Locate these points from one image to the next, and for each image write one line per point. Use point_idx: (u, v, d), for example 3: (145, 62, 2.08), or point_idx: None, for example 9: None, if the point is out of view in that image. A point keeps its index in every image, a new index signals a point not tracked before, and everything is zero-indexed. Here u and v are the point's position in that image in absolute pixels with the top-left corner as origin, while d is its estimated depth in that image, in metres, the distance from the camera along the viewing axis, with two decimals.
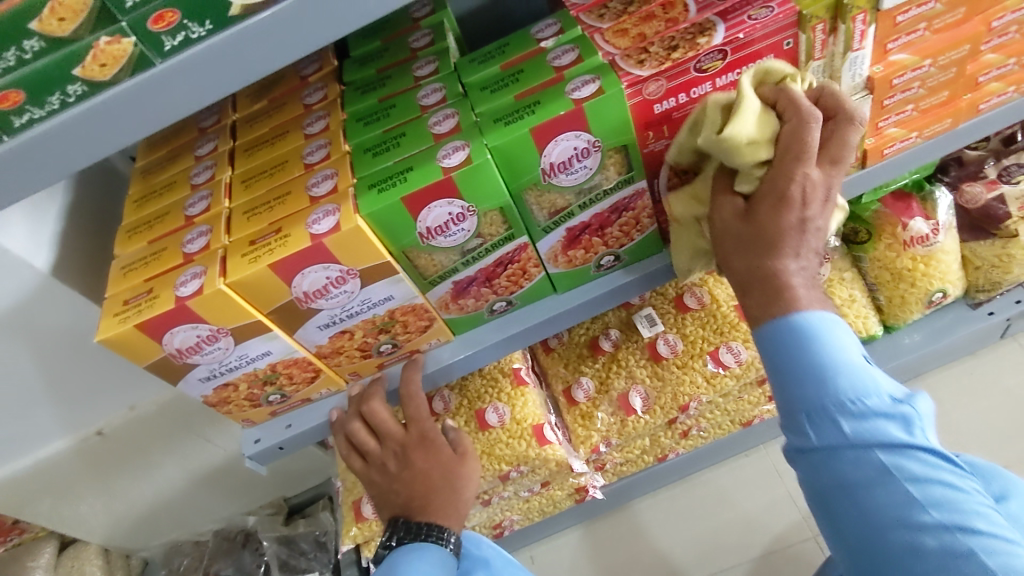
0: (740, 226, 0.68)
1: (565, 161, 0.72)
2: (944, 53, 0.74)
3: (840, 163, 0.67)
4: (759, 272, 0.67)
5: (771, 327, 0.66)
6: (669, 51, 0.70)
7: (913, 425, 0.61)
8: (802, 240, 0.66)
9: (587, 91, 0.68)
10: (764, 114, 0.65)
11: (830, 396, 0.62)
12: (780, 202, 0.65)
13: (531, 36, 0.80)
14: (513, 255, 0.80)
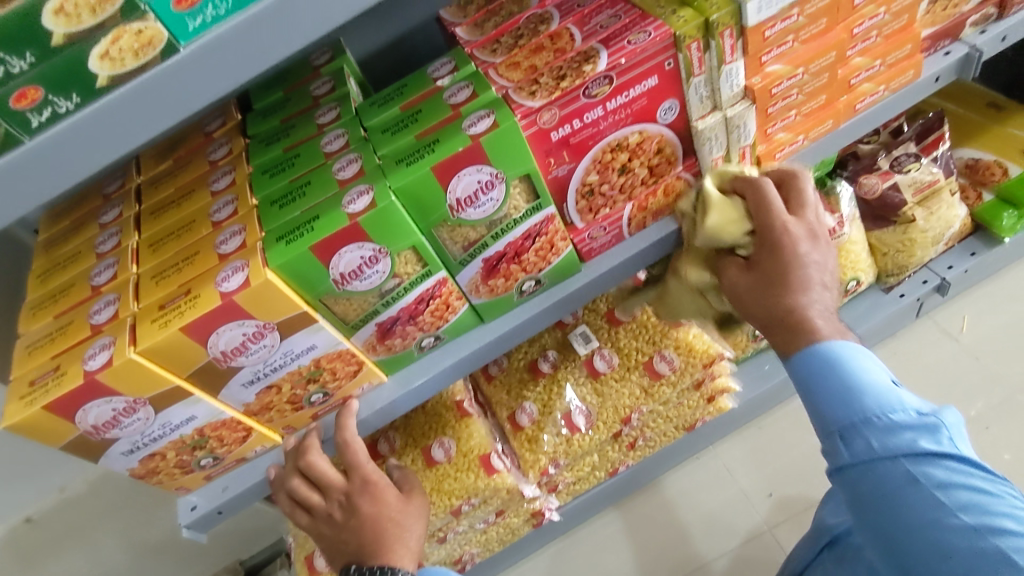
0: (748, 279, 0.78)
1: (471, 195, 0.73)
2: (813, 62, 0.79)
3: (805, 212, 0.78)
4: (774, 319, 0.76)
5: (796, 356, 0.74)
6: (558, 81, 0.73)
7: (941, 435, 0.62)
8: (808, 276, 0.75)
9: (482, 125, 0.70)
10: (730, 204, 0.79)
11: (856, 415, 0.67)
12: (775, 250, 0.76)
13: (427, 76, 0.81)
14: (434, 291, 0.81)
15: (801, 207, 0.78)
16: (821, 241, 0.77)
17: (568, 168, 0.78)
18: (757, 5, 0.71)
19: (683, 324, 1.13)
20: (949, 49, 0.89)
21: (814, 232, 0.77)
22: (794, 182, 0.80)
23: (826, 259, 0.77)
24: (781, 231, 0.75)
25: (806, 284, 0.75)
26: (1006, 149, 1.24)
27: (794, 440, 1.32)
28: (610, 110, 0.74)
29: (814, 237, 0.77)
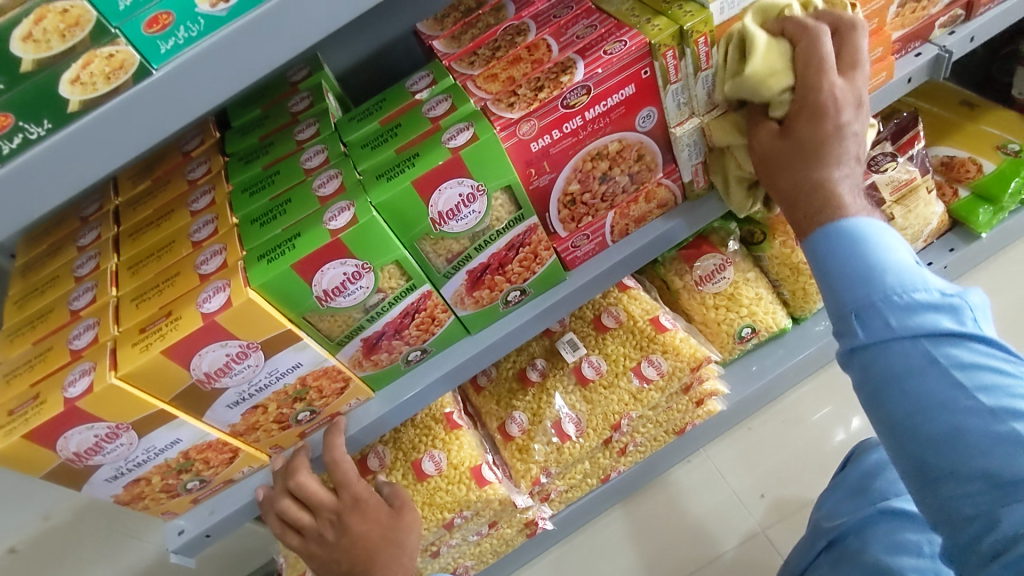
0: (781, 144, 0.71)
1: (453, 208, 0.73)
2: None
3: (858, 68, 0.70)
4: (799, 189, 0.70)
5: (819, 238, 0.67)
6: (536, 92, 0.73)
7: (963, 315, 0.56)
8: (842, 145, 0.69)
9: (462, 138, 0.71)
10: (775, 46, 0.70)
11: (876, 292, 0.60)
12: (815, 113, 0.68)
13: (406, 89, 0.82)
14: (419, 304, 0.80)
15: (852, 66, 0.70)
16: (861, 112, 0.70)
17: (549, 178, 0.78)
18: (721, 5, 0.73)
19: (669, 328, 1.14)
20: (920, 51, 0.90)
21: (859, 102, 0.70)
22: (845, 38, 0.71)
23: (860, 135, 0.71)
24: (828, 93, 0.67)
25: (839, 155, 0.69)
26: (982, 147, 1.26)
27: (782, 440, 1.33)
28: (590, 120, 0.75)
29: (857, 108, 0.70)
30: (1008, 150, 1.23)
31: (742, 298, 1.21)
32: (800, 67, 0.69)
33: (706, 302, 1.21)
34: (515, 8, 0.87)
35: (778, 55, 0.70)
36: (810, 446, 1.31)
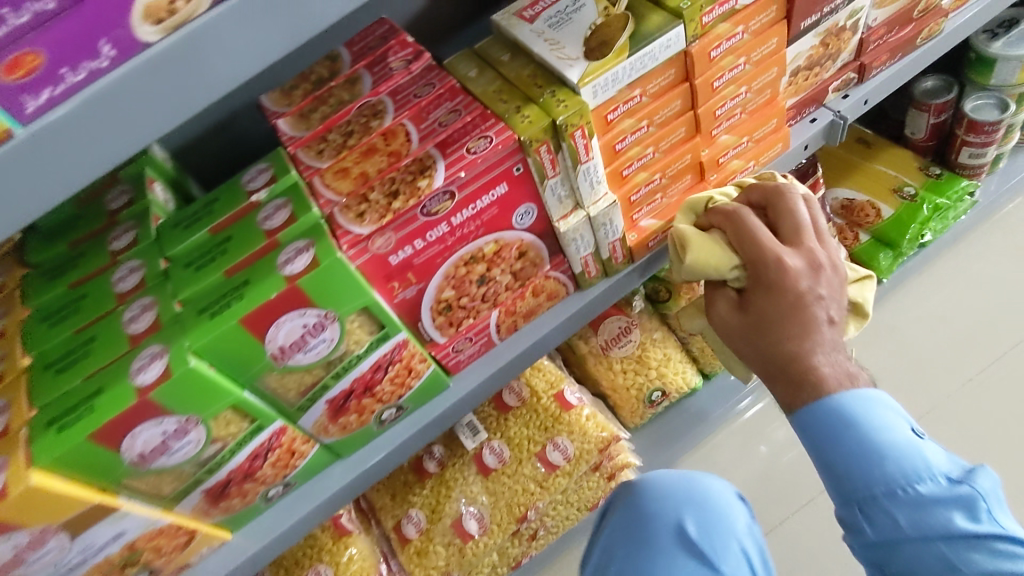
0: (738, 319, 0.71)
1: (297, 341, 0.61)
2: (664, 139, 0.72)
3: (804, 230, 0.70)
4: (775, 366, 0.69)
5: (804, 411, 0.67)
6: (389, 199, 0.62)
7: (977, 509, 0.58)
8: (812, 310, 0.67)
9: (300, 263, 0.59)
10: (708, 239, 0.73)
11: (877, 486, 0.61)
12: (771, 287, 0.68)
13: (241, 186, 0.68)
14: (272, 442, 0.68)
15: (799, 232, 0.70)
16: (824, 271, 0.68)
17: (416, 289, 0.68)
18: (595, 87, 0.63)
19: (575, 406, 1.06)
20: (815, 116, 0.85)
21: (814, 262, 0.68)
22: (782, 207, 0.72)
23: (834, 293, 0.69)
24: (775, 265, 0.68)
25: (810, 323, 0.67)
26: (879, 189, 1.24)
27: (724, 479, 1.22)
28: (457, 225, 0.65)
29: (816, 268, 0.68)
30: (904, 193, 1.22)
31: (651, 360, 1.15)
32: (739, 249, 0.71)
33: (613, 367, 1.14)
34: (372, 80, 0.74)
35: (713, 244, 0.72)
36: (757, 479, 1.20)
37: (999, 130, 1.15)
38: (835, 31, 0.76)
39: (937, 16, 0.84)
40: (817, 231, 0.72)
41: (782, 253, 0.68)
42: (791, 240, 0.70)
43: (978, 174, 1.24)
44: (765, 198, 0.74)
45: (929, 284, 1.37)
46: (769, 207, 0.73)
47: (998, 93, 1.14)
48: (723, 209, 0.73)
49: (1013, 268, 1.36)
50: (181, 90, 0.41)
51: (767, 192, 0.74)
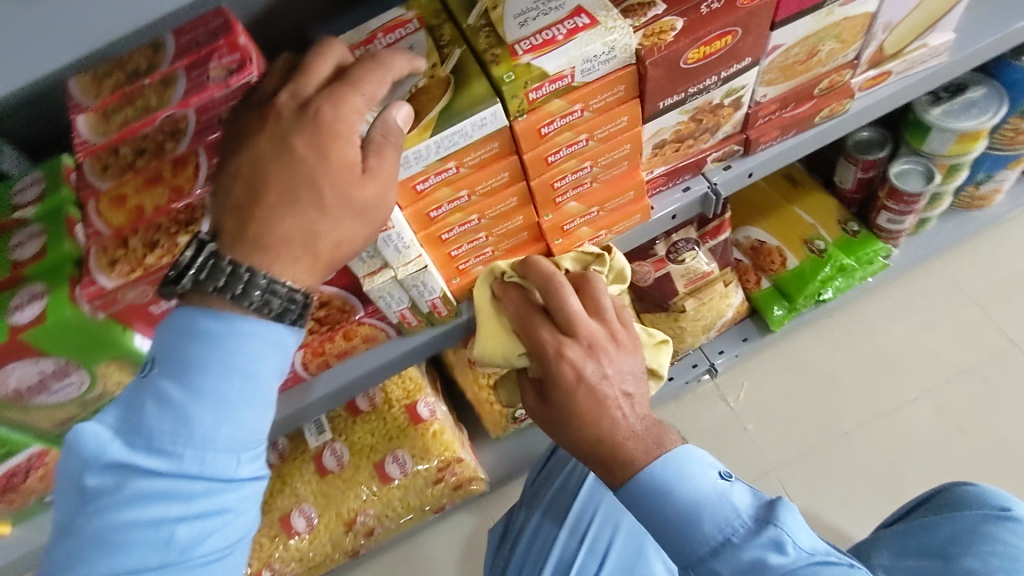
0: (542, 408, 0.69)
1: (34, 384, 0.58)
2: (491, 208, 0.66)
3: (578, 316, 0.66)
4: (580, 456, 0.67)
5: (620, 490, 0.63)
6: (146, 251, 0.57)
7: (784, 543, 0.58)
8: (600, 400, 0.64)
9: (29, 313, 0.54)
10: (498, 324, 0.73)
11: (701, 547, 0.60)
12: (557, 382, 0.65)
13: (9, 198, 0.64)
14: (32, 462, 0.67)
15: (571, 322, 0.66)
16: (605, 353, 0.66)
17: None
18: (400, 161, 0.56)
19: (424, 420, 1.04)
20: (689, 184, 0.78)
21: (595, 345, 0.65)
22: (555, 297, 0.66)
23: (624, 366, 0.66)
24: (556, 362, 0.65)
25: (605, 404, 0.64)
26: (791, 236, 1.18)
27: None
28: None
29: (597, 352, 0.65)
30: (814, 247, 1.16)
31: None
32: (528, 340, 0.70)
33: (478, 381, 1.11)
34: (186, 88, 0.58)
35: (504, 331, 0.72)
36: None
37: (919, 201, 1.10)
38: (708, 108, 0.68)
39: (841, 96, 0.76)
40: (597, 312, 0.68)
41: (562, 345, 0.65)
42: (568, 327, 0.66)
43: (897, 238, 1.19)
44: (540, 277, 0.68)
45: (826, 333, 1.34)
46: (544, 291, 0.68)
47: (927, 160, 1.07)
48: (513, 300, 0.71)
49: (924, 320, 1.34)
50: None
51: (542, 275, 0.67)
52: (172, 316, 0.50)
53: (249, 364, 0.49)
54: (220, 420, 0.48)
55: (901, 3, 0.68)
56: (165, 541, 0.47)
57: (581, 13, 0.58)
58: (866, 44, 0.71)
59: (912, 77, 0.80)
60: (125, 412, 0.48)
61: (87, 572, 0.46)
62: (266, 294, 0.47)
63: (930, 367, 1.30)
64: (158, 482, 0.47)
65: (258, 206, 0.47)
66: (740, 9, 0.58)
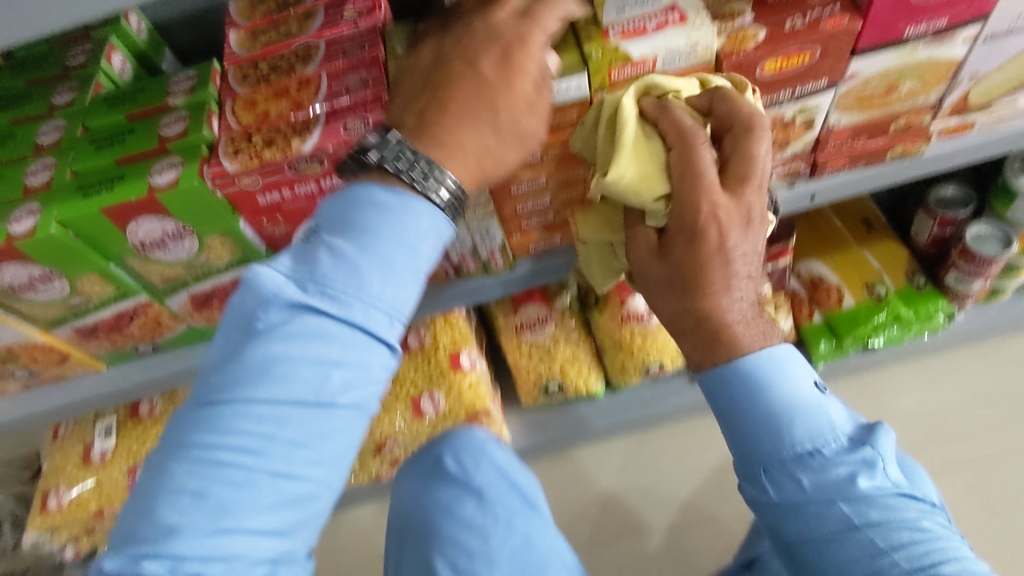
0: (659, 265, 0.65)
1: (157, 240, 0.70)
2: (559, 174, 0.73)
3: (750, 180, 0.61)
4: (683, 318, 0.66)
5: (710, 374, 0.68)
6: (264, 146, 0.67)
7: (874, 468, 0.63)
8: (728, 270, 0.62)
9: (166, 177, 0.66)
10: (645, 146, 0.63)
11: (786, 450, 0.65)
12: (694, 238, 0.62)
13: (165, 86, 0.75)
14: (137, 310, 0.79)
15: (744, 180, 0.61)
16: (756, 227, 0.62)
17: (285, 230, 0.75)
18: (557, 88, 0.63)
19: (464, 369, 1.12)
20: None
21: (750, 216, 0.62)
22: (742, 140, 0.60)
23: (756, 245, 0.63)
24: (706, 215, 0.60)
25: (732, 278, 0.63)
26: (853, 277, 1.19)
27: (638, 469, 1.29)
28: (326, 186, 0.70)
29: (750, 225, 0.62)
30: (874, 291, 1.17)
31: (557, 354, 1.20)
32: (677, 177, 0.62)
33: (521, 347, 1.19)
34: (323, 21, 0.75)
35: (645, 165, 0.63)
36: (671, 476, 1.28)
37: (993, 265, 1.07)
38: (779, 121, 0.73)
39: (917, 137, 0.78)
40: (768, 175, 0.63)
41: (719, 206, 0.60)
42: (742, 180, 0.61)
43: (964, 301, 1.18)
44: (729, 114, 0.61)
45: (870, 389, 1.31)
46: (729, 134, 0.62)
47: (1008, 228, 1.05)
48: (676, 120, 0.61)
49: (997, 388, 1.28)
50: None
51: (733, 110, 0.61)
52: (346, 194, 0.57)
53: (415, 239, 0.56)
54: (386, 283, 0.54)
55: (990, 56, 0.71)
56: (320, 380, 0.52)
57: (674, 10, 0.64)
58: (950, 91, 0.74)
59: (996, 133, 0.81)
60: (298, 264, 0.53)
61: (249, 394, 0.51)
62: (441, 187, 0.56)
63: (974, 443, 1.24)
64: (324, 325, 0.52)
65: (445, 116, 0.57)
66: (822, 30, 0.62)
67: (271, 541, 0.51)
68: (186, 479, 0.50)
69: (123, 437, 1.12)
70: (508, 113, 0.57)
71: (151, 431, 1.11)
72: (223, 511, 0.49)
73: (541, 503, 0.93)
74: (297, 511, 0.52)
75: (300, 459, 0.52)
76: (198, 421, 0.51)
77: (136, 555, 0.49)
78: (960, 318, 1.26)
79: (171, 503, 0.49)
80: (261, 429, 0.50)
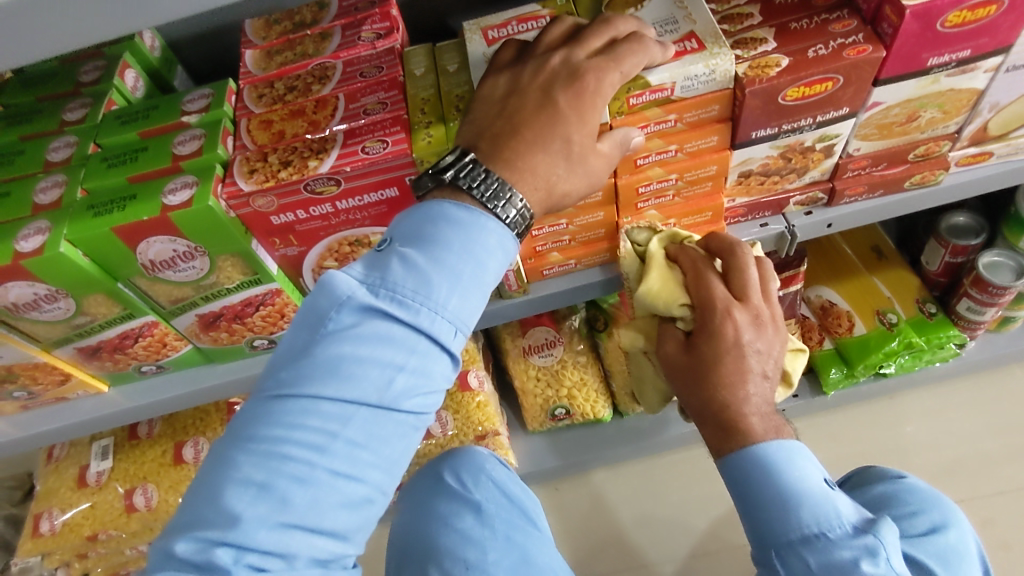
0: (683, 359, 0.69)
1: (167, 260, 0.68)
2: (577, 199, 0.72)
3: (750, 289, 0.68)
4: (705, 413, 0.67)
5: (728, 457, 0.65)
6: (280, 167, 0.66)
7: (877, 556, 0.59)
8: (742, 362, 0.65)
9: (180, 197, 0.64)
10: (668, 274, 0.73)
11: (793, 532, 0.61)
12: (712, 336, 0.66)
13: (179, 104, 0.74)
14: (142, 330, 0.77)
15: (745, 294, 0.68)
16: (766, 329, 0.67)
17: (298, 250, 0.74)
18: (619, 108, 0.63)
19: (472, 389, 1.10)
20: (767, 221, 0.81)
21: (761, 318, 0.67)
22: (735, 262, 0.69)
23: (770, 348, 0.67)
24: (720, 317, 0.66)
25: (745, 372, 0.65)
26: (864, 305, 1.18)
27: (653, 492, 1.27)
28: (341, 208, 0.69)
29: (760, 325, 0.66)
30: (884, 319, 1.16)
31: (565, 379, 1.18)
32: (693, 293, 0.70)
33: (528, 371, 1.18)
34: (339, 42, 0.75)
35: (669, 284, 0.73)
36: (678, 505, 1.25)
37: (1005, 295, 1.06)
38: (799, 149, 0.72)
39: (935, 166, 0.78)
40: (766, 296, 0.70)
41: (731, 305, 0.66)
42: (741, 294, 0.68)
43: (975, 330, 1.16)
44: (722, 246, 0.71)
45: (879, 416, 1.29)
46: (723, 258, 0.70)
47: (1022, 257, 1.05)
48: (690, 253, 0.72)
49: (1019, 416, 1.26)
50: (17, 43, 0.46)
51: (723, 243, 0.71)
52: (418, 208, 0.56)
53: (483, 256, 0.55)
54: (453, 292, 0.53)
55: (1012, 85, 0.70)
56: (386, 383, 0.50)
57: (692, 38, 0.64)
58: (970, 120, 0.73)
59: (1015, 163, 0.80)
60: (371, 268, 0.53)
61: (315, 392, 0.49)
62: (511, 206, 0.55)
63: (986, 475, 1.22)
64: (392, 329, 0.51)
65: (514, 139, 0.56)
66: (845, 59, 0.62)
67: (326, 542, 0.48)
68: (251, 469, 0.47)
69: (121, 459, 1.09)
70: (530, 139, 0.56)
71: (150, 453, 1.09)
72: (286, 506, 0.47)
73: (542, 520, 0.91)
74: (354, 514, 0.49)
75: (361, 462, 0.49)
76: (263, 413, 0.49)
77: (196, 541, 0.46)
78: (970, 346, 1.24)
79: (235, 492, 0.46)
80: (327, 426, 0.48)
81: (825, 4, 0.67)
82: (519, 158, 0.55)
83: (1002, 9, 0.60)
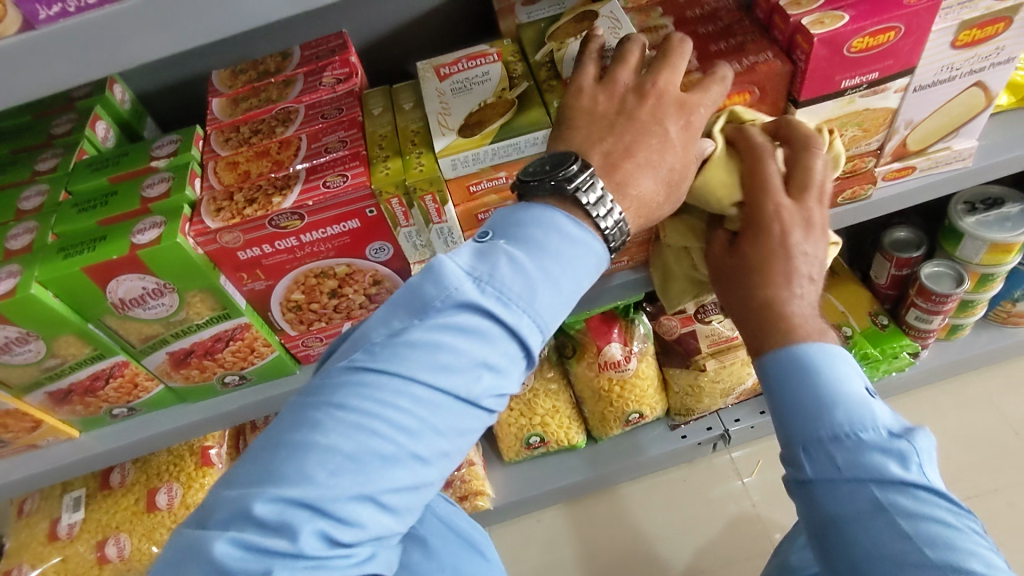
0: (726, 260, 0.69)
1: (136, 297, 0.71)
2: None
3: (811, 186, 0.67)
4: (742, 314, 0.67)
5: (772, 356, 0.62)
6: (245, 204, 0.69)
7: (910, 461, 0.54)
8: (789, 265, 0.65)
9: (149, 235, 0.67)
10: (726, 163, 0.69)
11: (824, 428, 0.57)
12: (760, 233, 0.66)
13: (149, 150, 0.77)
14: (113, 370, 0.79)
15: (803, 188, 0.67)
16: (816, 231, 0.66)
17: (265, 284, 0.77)
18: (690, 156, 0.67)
19: None
20: None
21: (812, 220, 0.66)
22: (799, 152, 0.67)
23: (816, 252, 0.66)
24: (771, 214, 0.66)
25: (793, 272, 0.65)
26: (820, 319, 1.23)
27: (637, 519, 1.28)
28: (306, 241, 0.72)
29: (811, 227, 0.66)
30: (841, 332, 1.21)
31: (538, 407, 1.21)
32: (748, 183, 0.68)
33: None
34: (302, 88, 0.80)
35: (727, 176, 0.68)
36: (663, 528, 1.26)
37: (948, 302, 1.12)
38: None
39: (864, 181, 0.84)
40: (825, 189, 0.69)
41: (781, 203, 0.66)
42: (799, 188, 0.67)
43: (926, 338, 1.22)
44: (789, 133, 0.69)
45: None
46: (789, 148, 0.68)
47: (960, 266, 1.11)
48: (750, 135, 0.68)
49: (985, 422, 1.31)
50: None
51: (795, 132, 0.68)
52: (526, 207, 0.58)
53: (580, 271, 0.57)
54: (549, 300, 0.54)
55: (922, 104, 0.77)
56: (475, 378, 0.50)
57: None
58: (889, 137, 0.80)
59: (938, 176, 0.87)
60: (477, 260, 0.53)
61: (411, 374, 0.48)
62: (609, 216, 0.58)
63: (954, 481, 1.25)
64: (487, 326, 0.52)
65: None
66: (756, 70, 0.69)
67: (388, 519, 0.47)
68: (338, 438, 0.46)
69: (93, 509, 1.08)
70: (640, 160, 0.60)
71: (122, 502, 1.08)
72: (366, 480, 0.46)
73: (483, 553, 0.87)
74: (417, 496, 0.49)
75: (438, 447, 0.49)
76: (355, 382, 0.48)
77: (272, 502, 0.44)
78: (924, 355, 1.29)
79: (318, 458, 0.45)
80: (416, 410, 0.48)
81: (746, 38, 0.72)
82: (629, 180, 0.59)
83: (901, 34, 0.67)
